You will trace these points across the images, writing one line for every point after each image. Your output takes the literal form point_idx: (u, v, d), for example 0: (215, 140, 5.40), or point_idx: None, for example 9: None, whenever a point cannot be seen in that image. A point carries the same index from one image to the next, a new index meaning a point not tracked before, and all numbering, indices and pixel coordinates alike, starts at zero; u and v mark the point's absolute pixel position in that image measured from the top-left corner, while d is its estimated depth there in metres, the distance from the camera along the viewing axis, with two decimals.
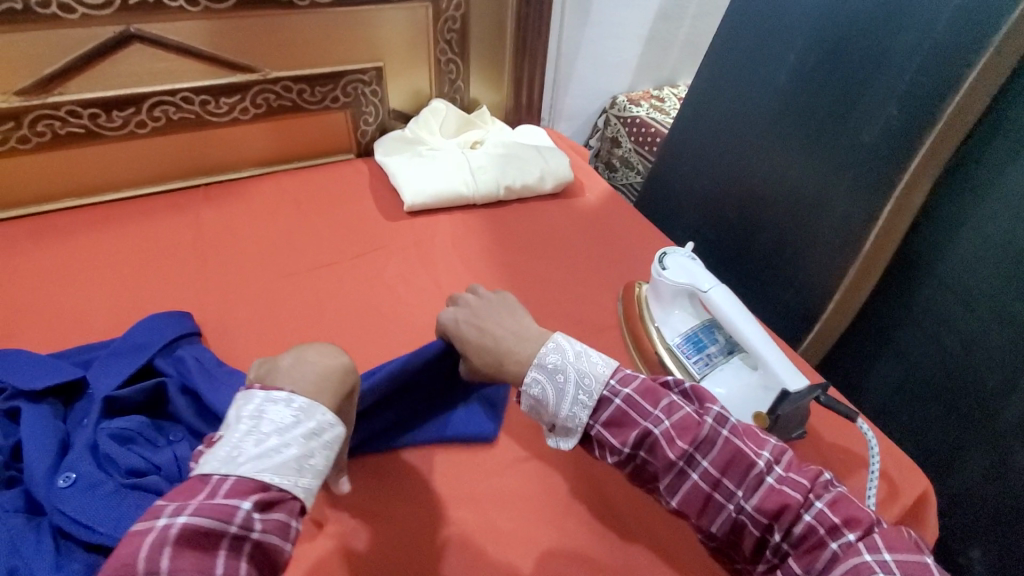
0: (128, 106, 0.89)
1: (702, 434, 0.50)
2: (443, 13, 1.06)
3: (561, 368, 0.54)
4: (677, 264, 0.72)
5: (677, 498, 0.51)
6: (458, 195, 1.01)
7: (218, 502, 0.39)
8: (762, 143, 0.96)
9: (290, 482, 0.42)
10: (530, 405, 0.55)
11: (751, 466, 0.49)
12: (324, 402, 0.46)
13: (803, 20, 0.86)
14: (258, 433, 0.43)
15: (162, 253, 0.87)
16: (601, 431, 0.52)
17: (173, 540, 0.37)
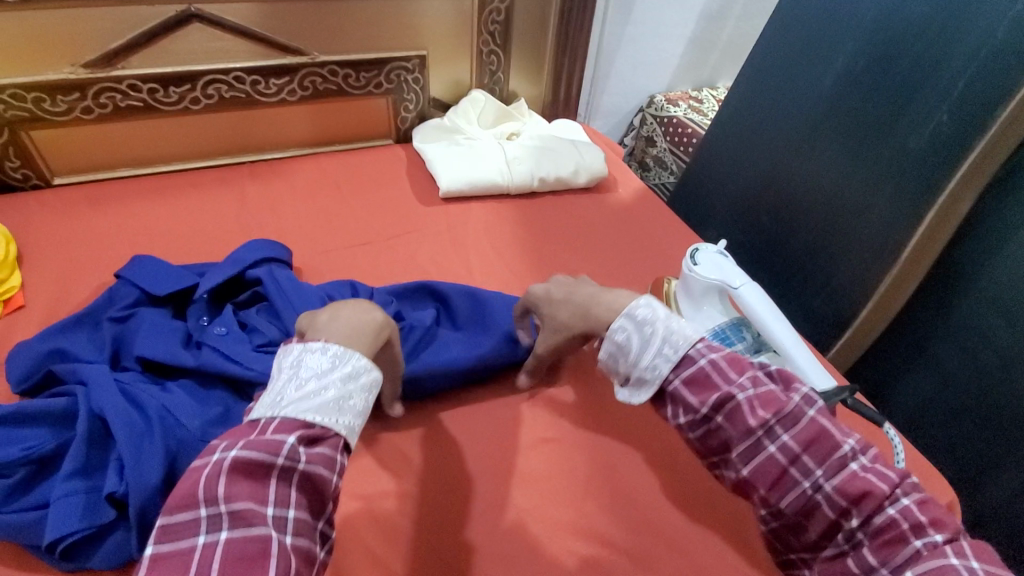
0: (185, 83, 0.93)
1: (790, 407, 0.46)
2: (488, 4, 1.07)
3: (651, 320, 0.51)
4: (708, 260, 0.72)
5: (750, 469, 0.45)
6: (493, 184, 1.02)
7: (267, 436, 0.39)
8: (801, 147, 0.96)
9: (331, 421, 0.42)
10: (610, 352, 0.52)
11: (837, 448, 0.44)
12: (357, 351, 0.47)
13: (856, 27, 0.86)
14: (299, 379, 0.44)
15: (208, 223, 0.90)
16: (679, 387, 0.48)
17: (228, 469, 0.37)
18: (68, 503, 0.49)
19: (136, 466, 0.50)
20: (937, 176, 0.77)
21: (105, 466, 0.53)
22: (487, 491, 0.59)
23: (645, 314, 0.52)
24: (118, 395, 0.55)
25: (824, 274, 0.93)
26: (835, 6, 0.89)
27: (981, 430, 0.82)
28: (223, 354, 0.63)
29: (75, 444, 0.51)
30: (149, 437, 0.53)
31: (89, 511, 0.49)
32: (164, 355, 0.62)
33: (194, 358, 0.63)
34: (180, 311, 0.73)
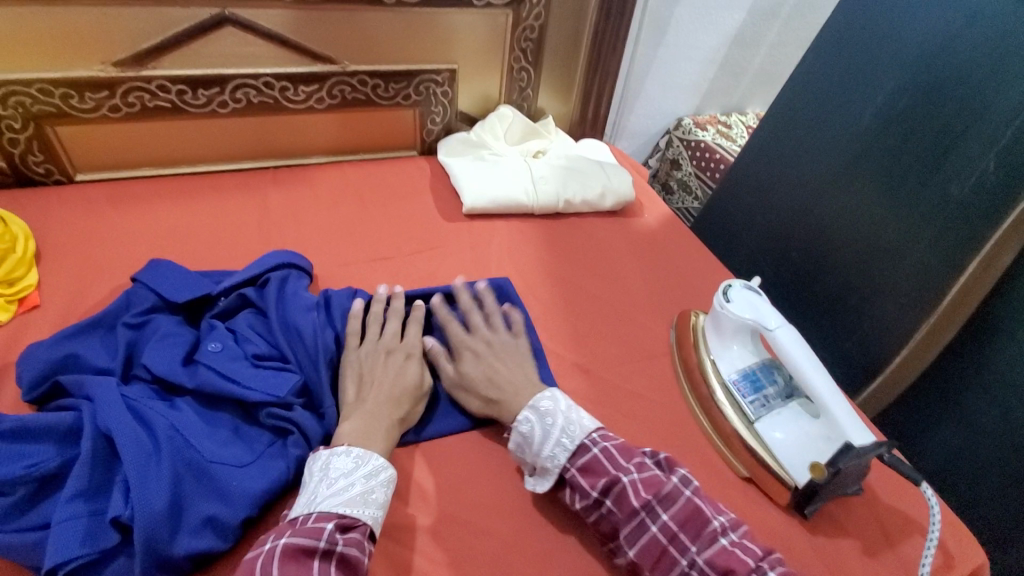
0: (213, 86, 0.93)
1: (667, 488, 0.54)
2: (522, 21, 1.06)
3: (551, 412, 0.60)
4: (743, 300, 0.69)
5: (635, 547, 0.52)
6: (518, 204, 1.01)
7: (309, 526, 0.48)
8: (836, 183, 0.93)
9: (359, 511, 0.51)
10: (517, 442, 0.60)
11: (709, 525, 0.52)
12: (374, 451, 0.56)
13: (901, 63, 0.84)
14: (330, 478, 0.53)
15: (227, 228, 0.89)
16: (575, 474, 0.56)
17: (279, 555, 0.45)
18: (70, 527, 0.47)
19: (141, 491, 0.49)
20: (980, 224, 0.75)
21: (109, 487, 0.51)
22: (504, 530, 0.57)
23: (547, 406, 0.60)
24: (125, 413, 0.53)
25: (855, 313, 0.91)
26: (878, 41, 0.87)
27: (1014, 491, 0.79)
28: (219, 373, 0.60)
29: (78, 465, 0.50)
30: (155, 461, 0.51)
31: (92, 536, 0.48)
32: (166, 368, 0.60)
33: (190, 377, 0.60)
34: (195, 320, 0.72)
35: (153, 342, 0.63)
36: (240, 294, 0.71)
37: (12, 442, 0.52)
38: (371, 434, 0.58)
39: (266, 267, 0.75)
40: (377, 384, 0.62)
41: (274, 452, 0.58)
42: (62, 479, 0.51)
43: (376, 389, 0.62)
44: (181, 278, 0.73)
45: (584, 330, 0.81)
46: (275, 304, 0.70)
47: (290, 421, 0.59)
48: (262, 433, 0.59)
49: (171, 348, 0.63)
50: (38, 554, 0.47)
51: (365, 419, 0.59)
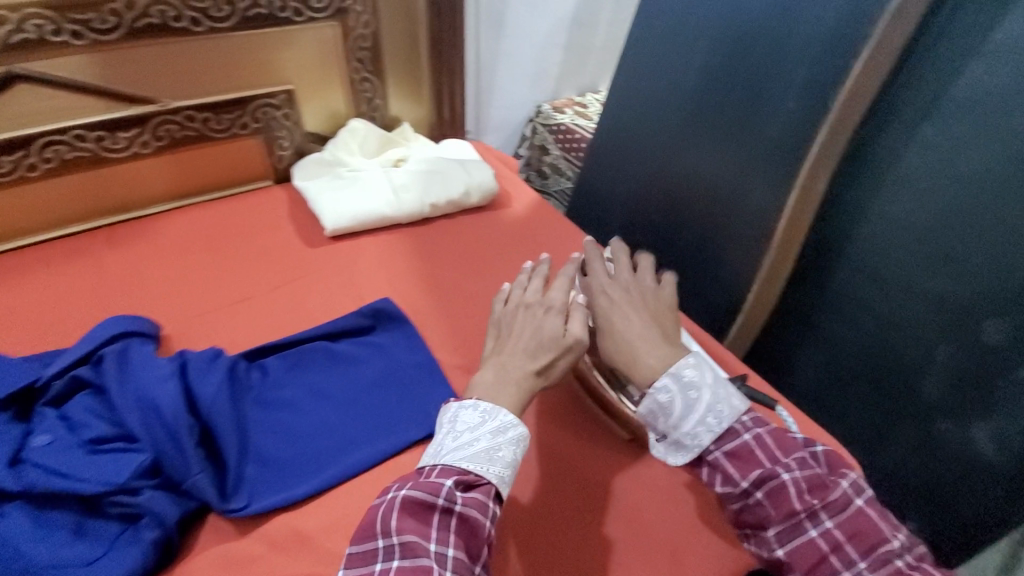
0: (16, 149, 0.83)
1: (835, 492, 0.51)
2: (352, 30, 1.04)
3: (697, 385, 0.56)
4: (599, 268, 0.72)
5: (788, 549, 0.50)
6: (383, 216, 0.98)
7: (429, 480, 0.50)
8: (675, 145, 0.99)
9: (484, 468, 0.50)
10: (650, 409, 0.57)
11: (885, 542, 0.48)
12: (503, 409, 0.54)
13: (705, 26, 0.90)
14: (457, 431, 0.53)
15: (57, 303, 0.80)
16: (719, 457, 0.54)
17: (399, 507, 0.48)
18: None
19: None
20: (792, 160, 0.83)
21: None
22: None
23: (692, 378, 0.56)
24: None
25: (711, 263, 0.97)
26: (688, 4, 0.93)
27: (874, 393, 0.90)
28: (50, 470, 0.54)
29: None
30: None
31: None
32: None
33: (15, 480, 0.53)
34: (26, 413, 0.64)
35: None
36: (72, 375, 0.63)
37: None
38: (500, 390, 0.56)
39: (104, 337, 0.68)
40: (517, 338, 0.61)
41: (126, 540, 0.53)
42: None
43: (514, 343, 0.61)
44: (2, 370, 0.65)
45: (461, 331, 0.81)
46: (115, 377, 0.61)
47: (137, 506, 0.53)
48: (109, 524, 0.54)
49: None
50: None
51: (496, 376, 0.57)
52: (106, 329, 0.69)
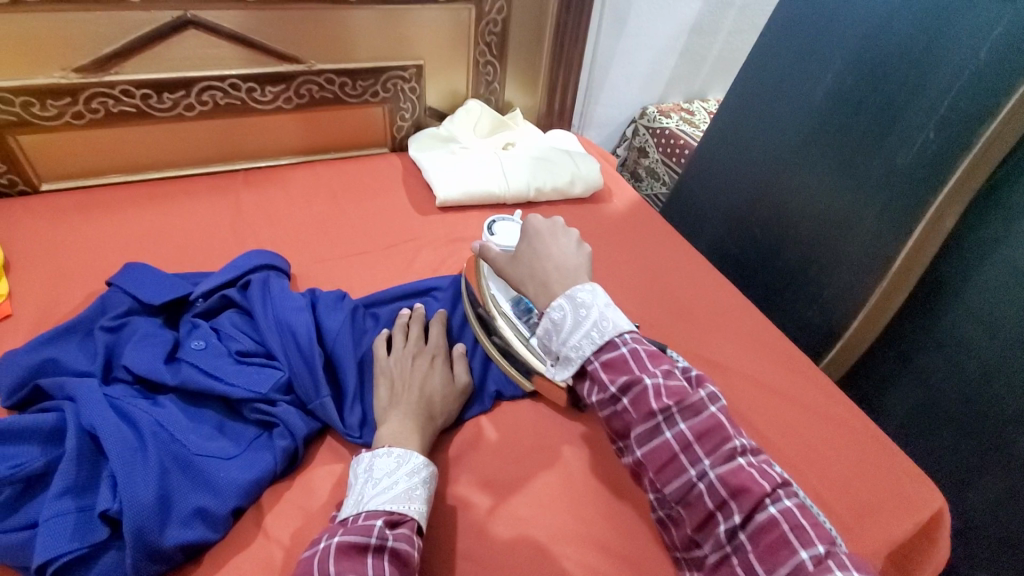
0: (179, 89, 0.93)
1: (692, 399, 0.51)
2: (485, 15, 1.08)
3: (587, 304, 0.56)
4: (504, 230, 0.78)
5: (644, 450, 0.51)
6: (491, 194, 1.03)
7: (359, 524, 0.48)
8: (793, 163, 0.99)
9: (405, 506, 0.51)
10: (545, 327, 0.58)
11: (727, 441, 0.49)
12: (414, 450, 0.57)
13: (843, 45, 0.90)
14: (374, 479, 0.53)
15: (201, 231, 0.89)
16: (598, 368, 0.54)
17: (334, 551, 0.45)
18: (57, 523, 0.48)
19: (129, 481, 0.49)
20: (921, 192, 0.81)
21: (96, 483, 0.51)
22: (487, 502, 0.60)
23: (584, 299, 0.56)
24: (109, 411, 0.54)
25: (813, 284, 0.98)
26: (821, 27, 0.93)
27: (965, 439, 0.87)
28: (203, 370, 0.61)
29: (65, 463, 0.50)
30: (142, 452, 0.52)
31: (81, 531, 0.48)
32: (152, 367, 0.61)
33: (174, 375, 0.60)
34: (174, 322, 0.72)
35: (134, 344, 0.63)
36: (222, 294, 0.71)
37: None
38: (406, 436, 0.58)
39: (246, 265, 0.75)
40: (407, 384, 0.64)
41: (260, 445, 0.59)
42: (42, 477, 0.52)
43: (409, 393, 0.63)
44: (157, 282, 0.73)
45: None
46: (261, 303, 0.69)
47: (274, 415, 0.60)
48: (247, 427, 0.60)
49: (152, 348, 0.63)
50: (25, 552, 0.48)
51: (401, 421, 0.59)
52: (248, 260, 0.77)
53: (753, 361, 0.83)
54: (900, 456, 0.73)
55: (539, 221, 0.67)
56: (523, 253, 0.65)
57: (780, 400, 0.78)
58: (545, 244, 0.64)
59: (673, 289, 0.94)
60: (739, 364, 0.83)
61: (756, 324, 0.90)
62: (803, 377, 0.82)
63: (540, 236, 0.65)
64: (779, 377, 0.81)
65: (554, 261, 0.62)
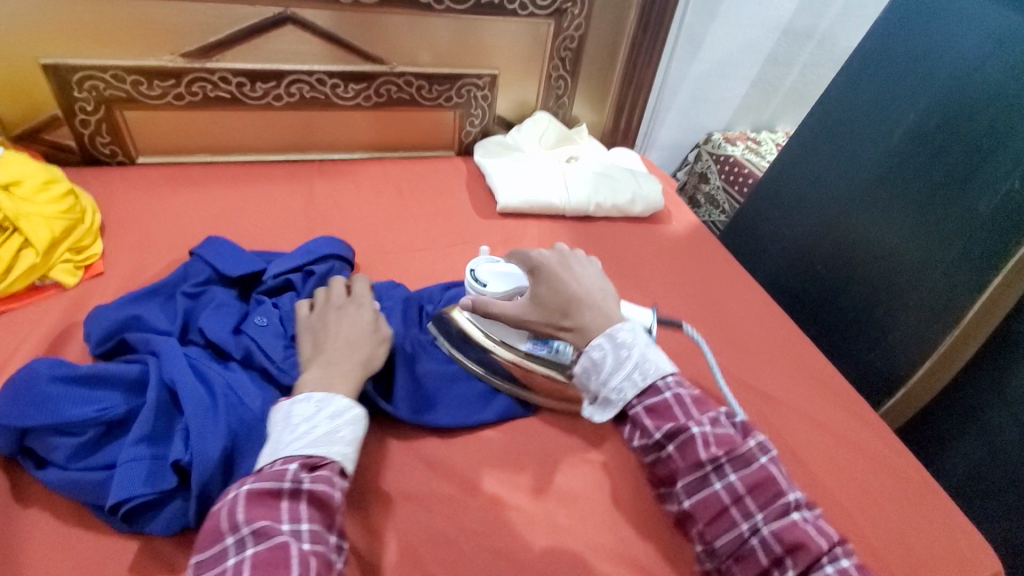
0: (271, 80, 0.99)
1: (742, 449, 0.51)
2: (563, 31, 1.11)
3: (628, 345, 0.56)
4: (491, 275, 0.70)
5: (693, 500, 0.51)
6: (551, 205, 1.04)
7: (274, 469, 0.47)
8: (865, 201, 0.97)
9: (325, 449, 0.50)
10: (584, 367, 0.56)
11: (779, 496, 0.49)
12: (340, 394, 0.55)
13: (929, 86, 0.88)
14: (291, 425, 0.51)
15: (276, 213, 0.94)
16: (639, 412, 0.53)
17: (246, 500, 0.45)
18: (133, 469, 0.51)
19: (201, 437, 0.53)
20: (1002, 242, 0.78)
21: (169, 435, 0.55)
22: (527, 501, 0.61)
23: (625, 338, 0.56)
24: (187, 369, 0.58)
25: (878, 328, 0.95)
26: (906, 67, 0.91)
27: None
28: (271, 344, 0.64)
29: (145, 412, 0.54)
30: (214, 411, 0.55)
31: (152, 478, 0.51)
32: (225, 334, 0.65)
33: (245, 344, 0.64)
34: (245, 295, 0.76)
35: (210, 311, 0.67)
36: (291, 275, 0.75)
37: (80, 386, 0.55)
38: (330, 380, 0.56)
39: (314, 250, 0.79)
40: (332, 337, 0.62)
41: None
42: (119, 423, 0.55)
43: (333, 342, 0.61)
44: (234, 255, 0.77)
45: None
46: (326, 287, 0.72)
47: None
48: None
49: (226, 317, 0.67)
50: (102, 491, 0.51)
51: (324, 368, 0.57)
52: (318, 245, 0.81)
53: (804, 398, 0.81)
54: (956, 514, 0.70)
55: (543, 254, 0.66)
56: (543, 292, 0.63)
57: (829, 440, 0.76)
58: (561, 279, 0.63)
59: (726, 316, 0.93)
60: (790, 399, 0.81)
61: (810, 361, 0.87)
62: (854, 420, 0.80)
63: (556, 273, 0.64)
64: (828, 418, 0.79)
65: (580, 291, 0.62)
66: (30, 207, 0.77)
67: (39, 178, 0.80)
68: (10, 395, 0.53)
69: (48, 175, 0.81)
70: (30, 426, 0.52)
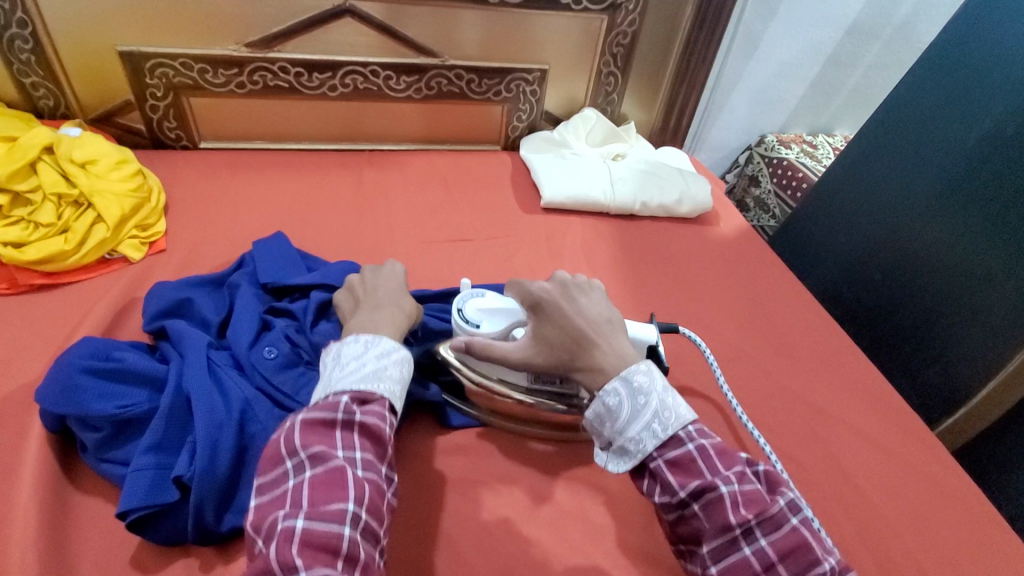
0: (328, 71, 1.02)
1: (773, 508, 0.47)
2: (615, 27, 1.10)
3: (645, 391, 0.52)
4: (480, 313, 0.65)
5: (721, 566, 0.46)
6: (595, 202, 1.03)
7: (326, 402, 0.49)
8: (929, 210, 0.92)
9: (375, 386, 0.51)
10: (598, 413, 0.53)
11: (816, 563, 0.45)
12: (385, 335, 0.57)
13: (1007, 91, 0.82)
14: (342, 362, 0.53)
15: (326, 199, 0.97)
16: (661, 466, 0.50)
17: (301, 428, 0.47)
18: (139, 478, 0.52)
19: (206, 455, 0.53)
20: None
21: (179, 445, 0.55)
22: (560, 495, 0.62)
23: (642, 383, 0.53)
24: (204, 380, 0.58)
25: (939, 343, 0.92)
26: (982, 70, 0.85)
27: None
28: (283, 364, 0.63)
29: (157, 419, 0.55)
30: (223, 428, 0.55)
31: (155, 489, 0.52)
32: (243, 347, 0.64)
33: (260, 360, 0.63)
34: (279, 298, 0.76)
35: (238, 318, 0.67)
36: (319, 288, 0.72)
37: (108, 381, 0.57)
38: (380, 325, 0.58)
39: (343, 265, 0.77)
40: (372, 289, 0.65)
41: None
42: (138, 424, 0.56)
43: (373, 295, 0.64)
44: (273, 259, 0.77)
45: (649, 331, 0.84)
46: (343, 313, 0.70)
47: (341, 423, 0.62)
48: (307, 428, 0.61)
49: (246, 328, 0.66)
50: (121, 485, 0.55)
51: (372, 317, 0.60)
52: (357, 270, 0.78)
53: (854, 412, 0.78)
54: (1014, 543, 0.67)
55: (545, 287, 0.61)
56: (547, 326, 0.59)
57: (881, 457, 0.73)
58: (567, 316, 0.58)
59: (773, 323, 0.90)
60: (838, 412, 0.78)
61: (861, 374, 0.84)
62: (909, 439, 0.76)
63: (561, 308, 0.59)
64: (881, 435, 0.76)
65: (579, 326, 0.57)
66: (103, 184, 0.82)
67: (112, 159, 0.85)
68: (52, 381, 0.55)
69: (120, 155, 0.86)
70: (62, 413, 0.54)
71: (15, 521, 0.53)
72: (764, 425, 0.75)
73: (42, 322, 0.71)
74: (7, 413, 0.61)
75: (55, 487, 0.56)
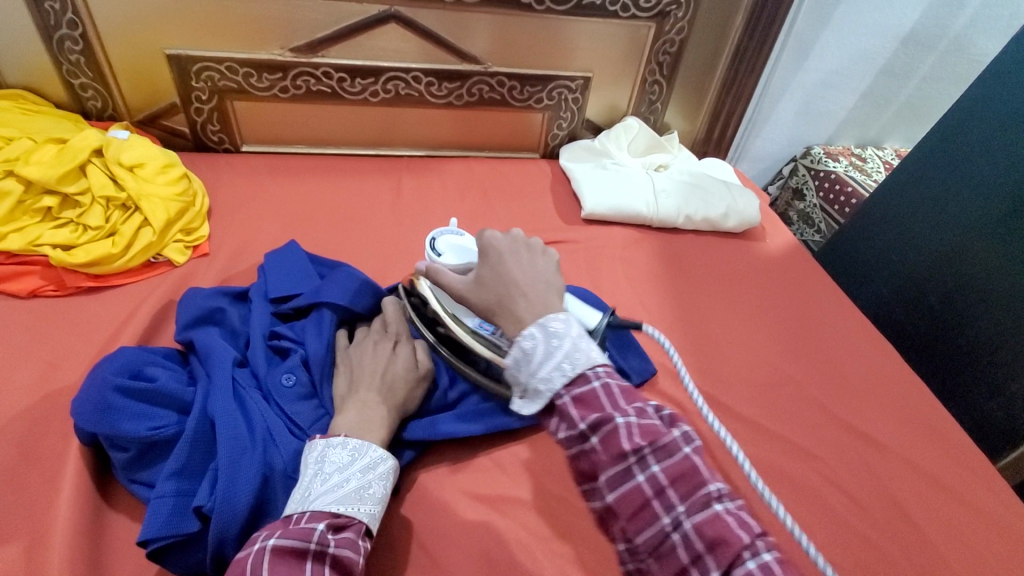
0: (370, 76, 1.01)
1: (667, 437, 0.45)
2: (664, 34, 1.07)
3: (560, 334, 0.50)
4: (447, 246, 0.77)
5: (613, 494, 0.45)
6: (637, 214, 1.01)
7: (299, 527, 0.46)
8: (994, 232, 0.87)
9: (354, 509, 0.49)
10: (514, 357, 0.52)
11: (705, 487, 0.43)
12: (373, 442, 0.55)
13: None
14: (323, 473, 0.51)
15: (365, 205, 0.96)
16: (566, 403, 0.48)
17: (269, 558, 0.43)
18: (160, 505, 0.51)
19: (227, 484, 0.51)
20: None
21: (202, 472, 0.54)
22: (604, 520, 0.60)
23: (557, 328, 0.51)
24: (230, 404, 0.57)
25: (1001, 371, 0.87)
26: None
27: None
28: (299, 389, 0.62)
29: (181, 445, 0.54)
30: (246, 457, 0.54)
31: (176, 519, 0.50)
32: (261, 368, 0.63)
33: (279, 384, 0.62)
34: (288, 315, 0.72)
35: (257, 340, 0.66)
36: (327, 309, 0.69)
37: (139, 401, 0.55)
38: (365, 425, 0.56)
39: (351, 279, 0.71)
40: (366, 371, 0.61)
41: None
42: (164, 446, 0.56)
43: (368, 378, 0.60)
44: (279, 275, 0.74)
45: (694, 351, 0.82)
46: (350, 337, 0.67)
47: None
48: None
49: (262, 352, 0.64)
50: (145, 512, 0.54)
51: (360, 410, 0.57)
52: (363, 281, 0.72)
53: (911, 444, 0.74)
54: None
55: (495, 237, 0.61)
56: (487, 276, 0.59)
57: (939, 493, 0.69)
58: (508, 266, 0.58)
59: (823, 345, 0.86)
60: (894, 444, 0.74)
61: (917, 401, 0.80)
62: (971, 476, 0.71)
63: (501, 256, 0.59)
64: (941, 470, 0.71)
65: (520, 284, 0.56)
66: (150, 187, 0.83)
67: (158, 162, 0.85)
68: (82, 399, 0.54)
69: (167, 159, 0.86)
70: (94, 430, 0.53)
71: (57, 524, 0.53)
72: (816, 456, 0.71)
73: (88, 323, 0.72)
74: (51, 416, 0.62)
75: (95, 491, 0.56)
